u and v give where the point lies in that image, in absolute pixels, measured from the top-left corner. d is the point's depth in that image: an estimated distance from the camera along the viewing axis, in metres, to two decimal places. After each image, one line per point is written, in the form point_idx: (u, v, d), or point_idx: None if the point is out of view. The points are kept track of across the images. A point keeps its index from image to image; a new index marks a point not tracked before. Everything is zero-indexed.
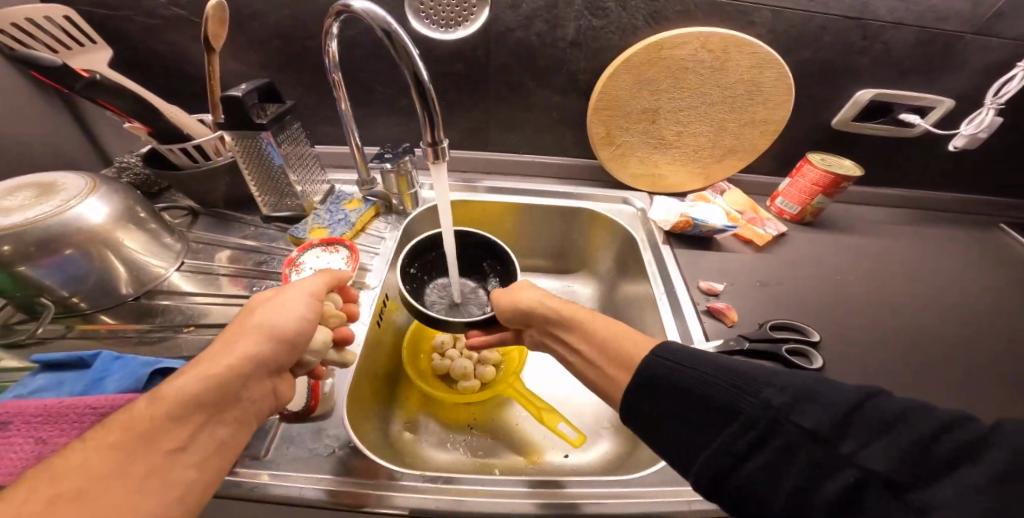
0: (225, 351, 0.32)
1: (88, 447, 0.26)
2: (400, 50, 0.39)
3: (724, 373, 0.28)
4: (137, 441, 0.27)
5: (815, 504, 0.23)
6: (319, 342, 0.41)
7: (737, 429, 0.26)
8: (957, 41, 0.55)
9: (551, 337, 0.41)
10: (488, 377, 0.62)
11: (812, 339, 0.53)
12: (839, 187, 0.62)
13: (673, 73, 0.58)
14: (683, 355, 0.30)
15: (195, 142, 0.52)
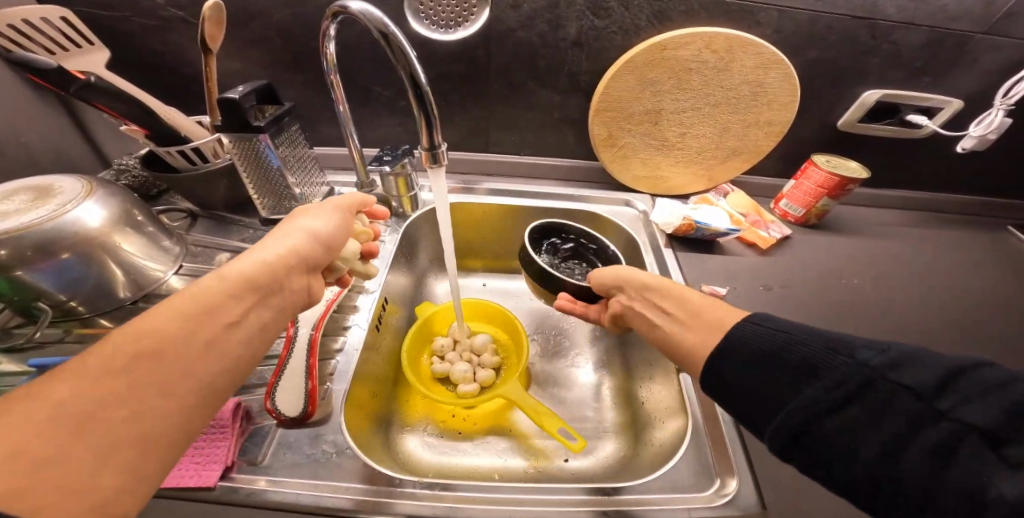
0: (273, 244, 0.36)
1: (162, 313, 0.27)
2: (397, 51, 0.38)
3: (819, 337, 0.29)
4: (201, 315, 0.28)
5: (907, 452, 0.23)
6: (350, 251, 0.44)
7: (827, 383, 0.26)
8: (967, 41, 0.54)
9: (637, 303, 0.43)
10: (488, 380, 0.62)
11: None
12: (845, 189, 0.61)
13: (677, 74, 0.57)
14: (777, 322, 0.31)
15: (194, 144, 0.52)
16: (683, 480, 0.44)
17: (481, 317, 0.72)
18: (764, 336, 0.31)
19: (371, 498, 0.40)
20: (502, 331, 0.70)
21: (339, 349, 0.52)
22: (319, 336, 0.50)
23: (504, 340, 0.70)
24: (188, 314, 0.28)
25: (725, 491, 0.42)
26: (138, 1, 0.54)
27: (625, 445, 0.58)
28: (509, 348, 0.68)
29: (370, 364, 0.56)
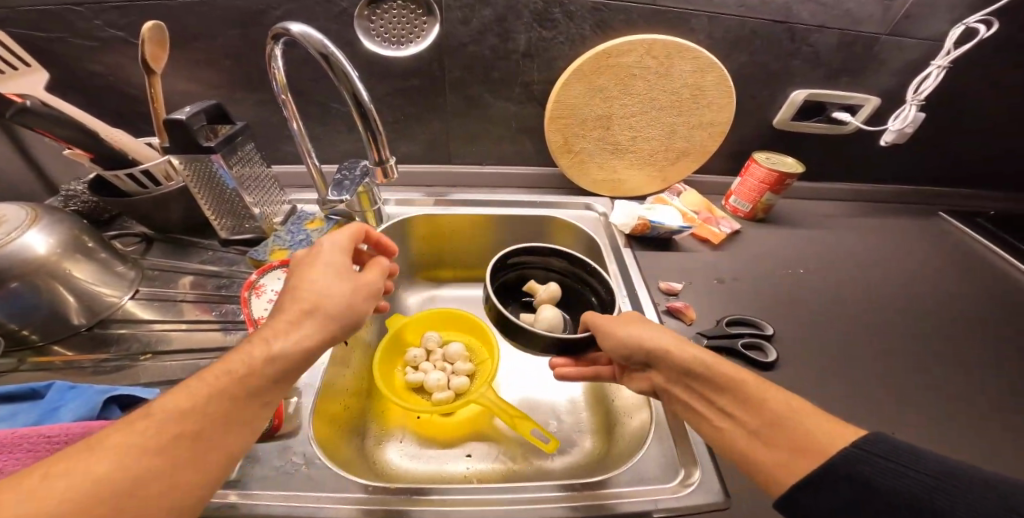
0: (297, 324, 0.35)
1: (204, 381, 0.31)
2: (339, 71, 0.39)
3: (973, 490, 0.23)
4: (238, 393, 0.31)
5: None
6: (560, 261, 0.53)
7: None
8: (874, 42, 0.59)
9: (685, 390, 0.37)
10: (462, 387, 0.63)
11: (767, 332, 0.55)
12: (784, 184, 0.65)
13: (622, 80, 0.60)
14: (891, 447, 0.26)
15: (143, 167, 0.52)
16: (652, 472, 0.44)
17: (453, 325, 0.72)
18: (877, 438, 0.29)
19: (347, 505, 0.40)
20: (474, 338, 0.71)
21: None
22: None
23: (476, 344, 0.71)
24: (217, 389, 0.30)
25: (690, 479, 0.42)
26: (77, 23, 0.53)
27: (601, 441, 0.59)
28: (482, 353, 0.69)
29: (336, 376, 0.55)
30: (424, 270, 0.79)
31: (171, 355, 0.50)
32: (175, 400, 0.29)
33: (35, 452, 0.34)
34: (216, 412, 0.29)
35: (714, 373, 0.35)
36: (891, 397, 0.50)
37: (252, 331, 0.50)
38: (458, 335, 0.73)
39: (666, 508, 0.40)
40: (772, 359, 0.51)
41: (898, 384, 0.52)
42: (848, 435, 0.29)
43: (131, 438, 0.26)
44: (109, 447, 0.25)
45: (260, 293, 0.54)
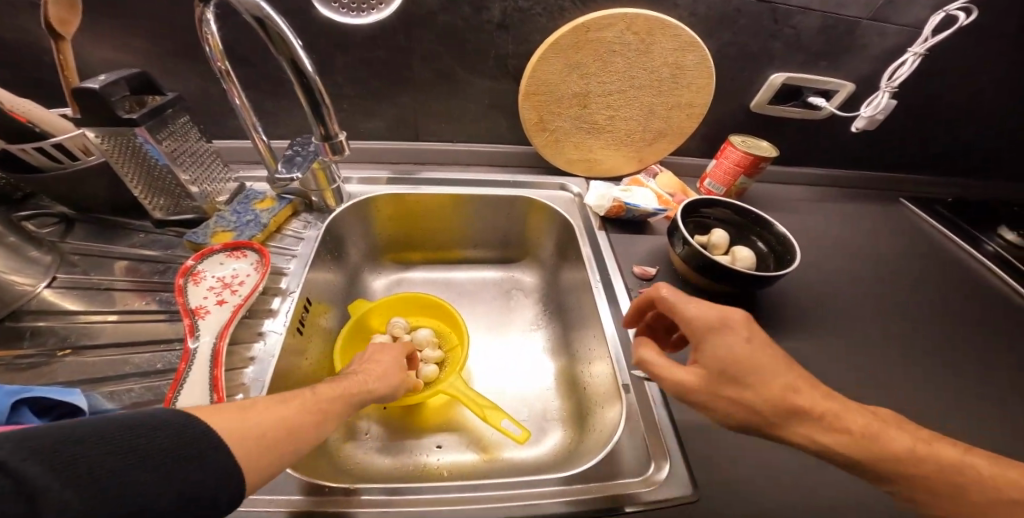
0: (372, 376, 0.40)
1: (325, 389, 0.35)
2: (278, 38, 0.34)
3: None
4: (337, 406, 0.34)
5: None
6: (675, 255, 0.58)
7: None
8: (855, 26, 0.58)
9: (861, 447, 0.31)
10: (432, 376, 0.60)
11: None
12: (757, 167, 0.63)
13: (600, 56, 0.57)
14: None
15: (54, 139, 0.45)
16: (621, 463, 0.43)
17: (422, 310, 0.69)
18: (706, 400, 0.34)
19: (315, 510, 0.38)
20: (442, 322, 0.68)
21: (252, 358, 0.46)
22: (224, 346, 0.44)
23: (444, 329, 0.68)
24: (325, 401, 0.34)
25: (659, 471, 0.42)
26: None
27: (571, 433, 0.58)
28: (452, 339, 0.66)
29: (293, 364, 0.50)
30: (391, 252, 0.75)
31: (97, 351, 0.45)
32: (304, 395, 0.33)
33: None
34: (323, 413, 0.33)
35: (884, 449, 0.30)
36: (853, 382, 0.51)
37: (188, 323, 0.45)
38: (425, 320, 0.69)
39: (633, 502, 0.40)
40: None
41: (859, 369, 0.53)
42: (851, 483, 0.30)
43: (262, 410, 0.29)
44: (257, 416, 0.28)
45: (199, 280, 0.49)
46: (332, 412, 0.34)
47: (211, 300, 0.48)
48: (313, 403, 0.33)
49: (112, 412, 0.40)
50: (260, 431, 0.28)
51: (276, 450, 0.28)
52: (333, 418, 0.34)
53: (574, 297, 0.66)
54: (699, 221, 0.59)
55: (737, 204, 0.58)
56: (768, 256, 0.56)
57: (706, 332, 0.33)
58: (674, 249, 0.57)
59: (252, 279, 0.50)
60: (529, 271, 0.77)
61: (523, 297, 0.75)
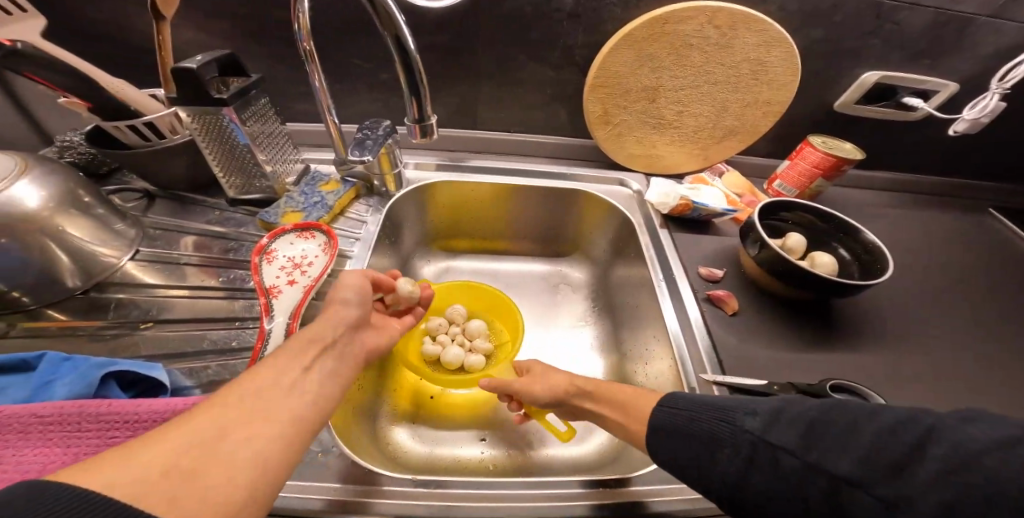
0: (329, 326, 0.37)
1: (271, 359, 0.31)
2: (383, 14, 0.34)
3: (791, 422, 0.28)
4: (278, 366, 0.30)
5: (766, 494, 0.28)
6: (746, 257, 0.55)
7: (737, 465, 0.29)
8: (970, 24, 0.53)
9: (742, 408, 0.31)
10: (476, 366, 0.59)
11: None
12: (839, 170, 0.60)
13: (676, 50, 0.54)
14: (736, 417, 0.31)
15: (147, 119, 0.46)
16: None
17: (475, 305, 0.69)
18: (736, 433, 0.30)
19: (364, 498, 0.37)
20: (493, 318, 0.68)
21: None
22: (297, 325, 0.45)
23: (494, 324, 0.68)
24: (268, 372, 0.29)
25: None
26: None
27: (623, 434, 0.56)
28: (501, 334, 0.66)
29: None
30: (443, 240, 0.75)
31: (175, 325, 0.46)
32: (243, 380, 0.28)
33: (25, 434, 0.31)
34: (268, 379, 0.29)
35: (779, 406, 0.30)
36: (943, 405, 0.48)
37: (263, 301, 0.46)
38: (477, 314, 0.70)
39: (703, 511, 0.39)
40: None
41: (950, 392, 0.49)
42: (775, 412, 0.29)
43: (200, 420, 0.25)
44: (181, 432, 0.24)
45: (271, 259, 0.50)
46: (264, 416, 0.27)
47: (284, 280, 0.49)
48: (231, 418, 0.26)
49: (189, 390, 0.41)
50: (201, 437, 0.24)
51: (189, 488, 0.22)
52: (278, 428, 0.27)
53: (630, 297, 0.64)
54: (772, 223, 0.57)
55: (821, 207, 0.54)
56: (851, 264, 0.52)
57: (558, 377, 0.42)
58: (747, 250, 0.55)
59: (321, 260, 0.51)
60: (579, 266, 0.76)
61: (572, 292, 0.73)
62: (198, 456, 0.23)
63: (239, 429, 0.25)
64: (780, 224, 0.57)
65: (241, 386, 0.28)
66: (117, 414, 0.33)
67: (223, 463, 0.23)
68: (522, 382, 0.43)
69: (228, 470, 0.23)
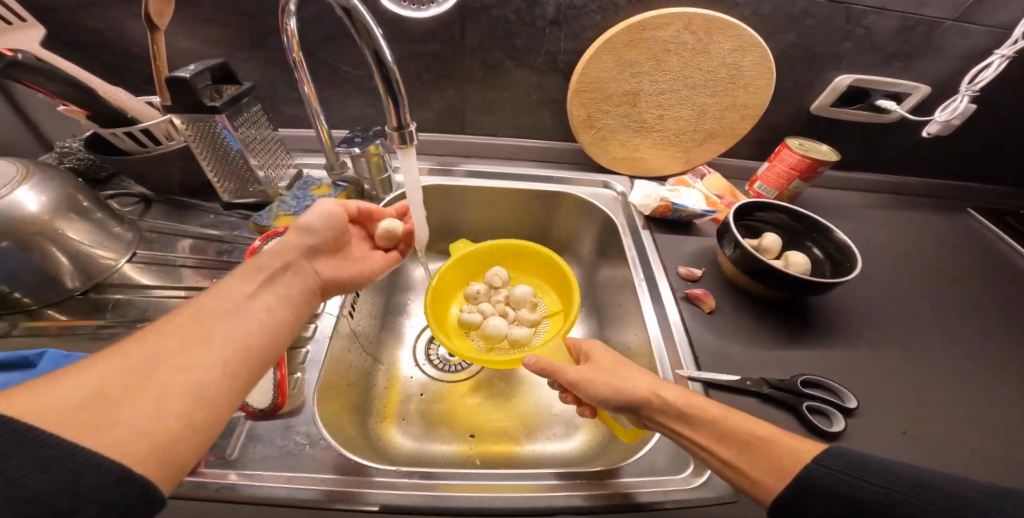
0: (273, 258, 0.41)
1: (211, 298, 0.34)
2: (361, 29, 0.36)
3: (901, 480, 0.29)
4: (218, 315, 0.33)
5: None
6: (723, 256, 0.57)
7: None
8: (936, 27, 0.55)
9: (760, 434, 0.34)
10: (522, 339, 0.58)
11: (848, 406, 0.47)
12: (816, 171, 0.61)
13: (655, 55, 0.56)
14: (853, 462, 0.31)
15: (143, 126, 0.48)
16: (660, 462, 0.43)
17: (521, 269, 0.68)
18: (854, 487, 0.29)
19: (356, 489, 0.39)
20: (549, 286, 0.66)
21: (309, 337, 0.50)
22: None
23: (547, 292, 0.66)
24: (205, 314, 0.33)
25: (701, 476, 0.41)
26: None
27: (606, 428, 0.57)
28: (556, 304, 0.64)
29: (343, 342, 0.53)
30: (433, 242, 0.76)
31: None
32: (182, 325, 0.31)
33: None
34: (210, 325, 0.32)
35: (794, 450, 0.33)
36: (913, 400, 0.49)
37: None
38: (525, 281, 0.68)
39: (677, 501, 0.40)
40: (838, 430, 0.44)
41: (921, 387, 0.50)
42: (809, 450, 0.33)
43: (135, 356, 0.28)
44: (115, 364, 0.27)
45: None
46: (200, 349, 0.30)
47: None
48: (169, 354, 0.29)
49: None
50: (136, 373, 0.27)
51: (119, 411, 0.25)
52: (214, 362, 0.30)
53: (613, 296, 0.65)
54: (754, 219, 0.58)
55: (802, 211, 0.56)
56: (823, 263, 0.54)
57: (632, 380, 0.38)
58: (723, 250, 0.57)
59: None
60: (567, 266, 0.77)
61: None
62: (130, 391, 0.26)
63: (170, 365, 0.28)
64: (762, 226, 0.58)
65: (184, 319, 0.32)
66: None
67: (156, 391, 0.27)
68: (585, 374, 0.40)
69: (156, 411, 0.26)
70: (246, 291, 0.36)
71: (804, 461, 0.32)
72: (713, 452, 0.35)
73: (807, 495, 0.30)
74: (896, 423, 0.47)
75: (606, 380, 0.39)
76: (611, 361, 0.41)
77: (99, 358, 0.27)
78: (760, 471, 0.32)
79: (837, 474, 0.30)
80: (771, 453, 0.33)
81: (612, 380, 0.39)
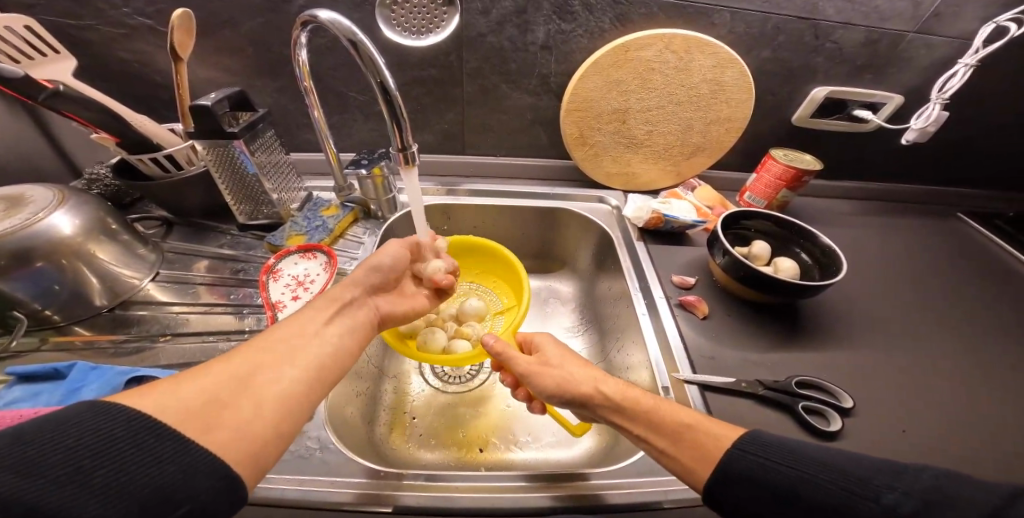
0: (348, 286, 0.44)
1: (290, 323, 0.37)
2: (366, 59, 0.40)
3: (815, 463, 0.30)
4: (290, 344, 0.35)
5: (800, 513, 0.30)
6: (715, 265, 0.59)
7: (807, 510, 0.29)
8: (900, 39, 0.58)
9: (695, 430, 0.35)
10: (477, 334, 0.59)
11: (846, 406, 0.47)
12: (801, 180, 0.64)
13: (641, 74, 0.60)
14: (772, 449, 0.32)
15: (167, 151, 0.53)
16: (659, 463, 0.44)
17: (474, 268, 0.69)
18: (773, 472, 0.31)
19: (382, 491, 0.41)
20: (504, 282, 0.66)
21: None
22: None
23: (501, 287, 0.67)
24: (280, 339, 0.35)
25: None
26: (102, 10, 0.54)
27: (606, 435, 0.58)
28: (509, 300, 0.65)
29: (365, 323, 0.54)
30: None
31: (189, 337, 0.51)
32: (259, 344, 0.34)
33: None
34: (287, 347, 0.35)
35: (711, 438, 0.34)
36: (909, 402, 0.50)
37: (270, 315, 0.51)
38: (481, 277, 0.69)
39: (675, 500, 0.41)
40: (835, 429, 0.45)
41: (916, 386, 0.51)
42: (733, 433, 0.35)
43: (214, 369, 0.30)
44: (197, 381, 0.29)
45: (277, 277, 0.55)
46: (289, 365, 0.33)
47: (288, 296, 0.53)
48: (264, 368, 0.32)
49: None
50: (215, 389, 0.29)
51: (225, 415, 0.28)
52: (298, 374, 0.33)
53: (610, 307, 0.67)
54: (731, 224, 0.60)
55: (776, 213, 0.59)
56: (813, 270, 0.56)
57: (576, 374, 0.40)
58: (714, 259, 0.58)
59: (322, 277, 0.56)
60: (566, 280, 0.79)
61: (560, 305, 0.76)
62: (218, 412, 0.28)
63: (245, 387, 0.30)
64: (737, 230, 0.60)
65: (274, 336, 0.35)
66: None
67: (252, 400, 0.30)
68: (534, 365, 0.42)
69: (226, 431, 0.28)
70: (324, 318, 0.39)
71: (724, 445, 0.34)
72: (650, 441, 0.37)
73: (727, 479, 0.32)
74: (895, 423, 0.47)
75: (550, 375, 0.41)
76: (561, 356, 0.43)
77: (202, 368, 0.30)
78: (691, 459, 0.34)
79: (749, 456, 0.32)
80: (699, 439, 0.35)
81: (560, 374, 0.41)
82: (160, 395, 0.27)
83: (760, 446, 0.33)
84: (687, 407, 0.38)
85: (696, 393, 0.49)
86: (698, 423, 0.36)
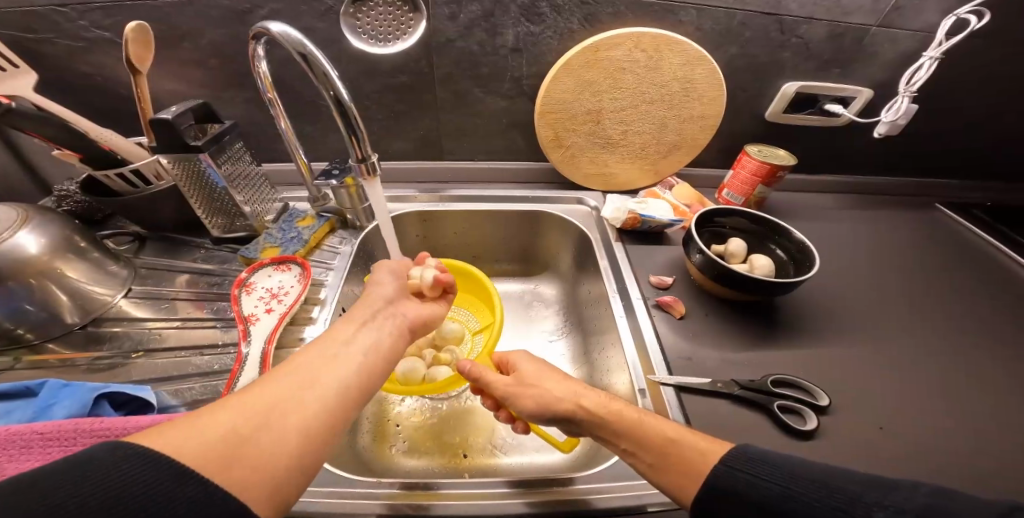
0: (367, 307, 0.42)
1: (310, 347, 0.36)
2: (318, 71, 0.39)
3: (800, 479, 0.30)
4: (311, 368, 0.34)
5: None
6: (693, 269, 0.59)
7: None
8: (865, 33, 0.58)
9: (685, 446, 0.35)
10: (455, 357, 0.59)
11: (822, 404, 0.47)
12: (776, 176, 0.63)
13: (612, 74, 0.59)
14: (756, 465, 0.31)
15: (132, 166, 0.52)
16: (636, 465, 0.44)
17: None
18: (756, 488, 0.30)
19: (355, 501, 0.40)
20: (479, 300, 0.66)
21: None
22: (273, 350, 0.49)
23: (477, 305, 0.67)
24: (302, 365, 0.34)
25: None
26: (60, 24, 0.53)
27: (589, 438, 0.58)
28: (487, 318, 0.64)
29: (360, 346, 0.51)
30: None
31: (162, 353, 0.50)
32: (279, 372, 0.33)
33: (28, 447, 0.35)
34: (307, 373, 0.33)
35: (701, 454, 0.34)
36: (887, 397, 0.49)
37: (242, 328, 0.50)
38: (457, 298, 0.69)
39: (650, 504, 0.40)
40: (811, 428, 0.45)
41: (895, 381, 0.51)
42: (718, 450, 0.34)
43: (233, 403, 0.29)
44: (215, 416, 0.28)
45: (250, 290, 0.55)
46: (310, 392, 0.32)
47: (261, 308, 0.53)
48: (281, 397, 0.31)
49: (174, 407, 0.44)
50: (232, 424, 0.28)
51: (243, 451, 0.27)
52: (319, 402, 0.32)
53: (592, 309, 0.67)
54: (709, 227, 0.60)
55: (758, 213, 0.59)
56: (790, 266, 0.56)
57: (556, 391, 0.40)
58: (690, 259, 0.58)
59: (295, 290, 0.56)
60: (550, 283, 0.79)
61: (544, 308, 0.76)
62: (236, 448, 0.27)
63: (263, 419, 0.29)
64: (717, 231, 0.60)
65: (294, 362, 0.34)
66: (108, 429, 0.37)
67: (271, 435, 0.29)
68: (511, 386, 0.42)
69: (244, 467, 0.27)
70: (348, 337, 0.38)
71: (710, 462, 0.33)
72: (637, 456, 0.36)
73: (716, 494, 0.32)
74: (873, 420, 0.47)
75: (533, 394, 0.40)
76: (536, 373, 0.43)
77: (221, 401, 0.29)
78: (680, 475, 0.34)
79: (734, 472, 0.32)
80: (686, 454, 0.34)
81: (538, 393, 0.40)
82: (178, 432, 0.26)
83: (740, 459, 0.32)
84: (670, 420, 0.38)
85: (671, 395, 0.48)
86: (680, 441, 0.35)
